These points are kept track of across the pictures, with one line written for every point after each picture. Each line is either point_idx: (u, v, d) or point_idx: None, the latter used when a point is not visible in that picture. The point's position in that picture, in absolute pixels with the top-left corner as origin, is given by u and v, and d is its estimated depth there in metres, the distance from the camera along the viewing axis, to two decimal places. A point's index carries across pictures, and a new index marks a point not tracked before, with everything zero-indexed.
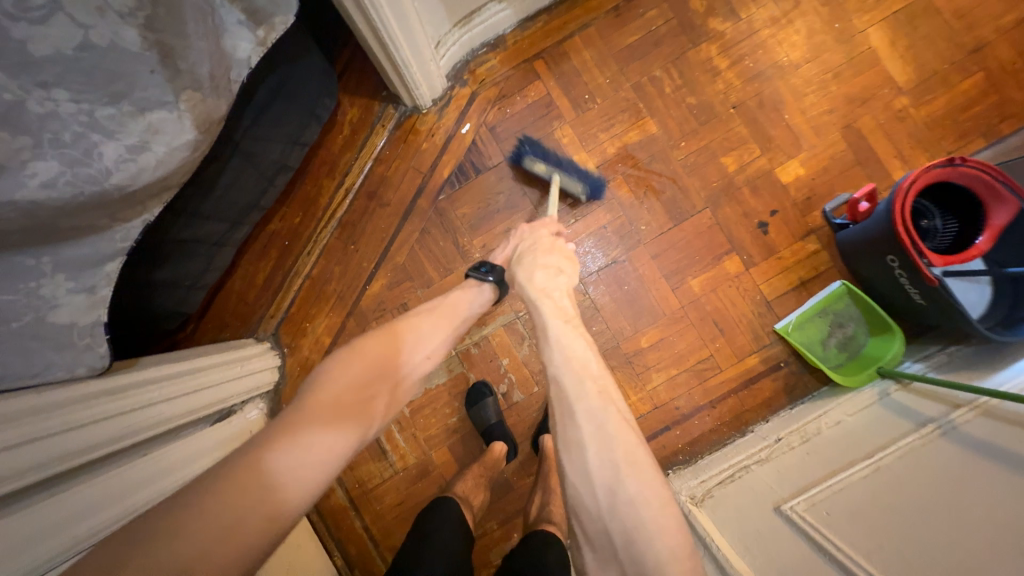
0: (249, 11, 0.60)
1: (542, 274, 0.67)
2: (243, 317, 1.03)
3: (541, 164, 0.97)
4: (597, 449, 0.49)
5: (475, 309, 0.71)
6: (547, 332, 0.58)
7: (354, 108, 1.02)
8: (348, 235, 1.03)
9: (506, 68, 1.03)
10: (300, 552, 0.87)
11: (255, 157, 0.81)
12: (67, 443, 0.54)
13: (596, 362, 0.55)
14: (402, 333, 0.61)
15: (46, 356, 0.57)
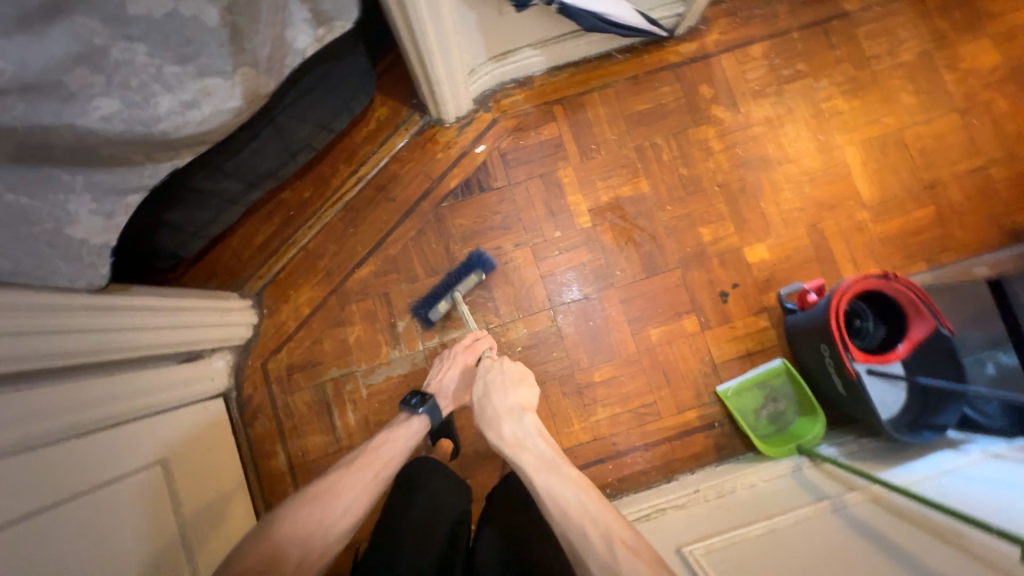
0: (314, 12, 0.69)
1: (511, 417, 0.78)
2: (234, 272, 1.08)
3: (444, 304, 1.03)
4: (598, 561, 0.60)
5: (406, 443, 0.82)
6: (537, 477, 0.70)
7: (385, 107, 1.12)
8: (350, 219, 1.11)
9: (528, 105, 1.14)
10: (225, 501, 0.91)
11: (285, 132, 0.89)
12: (39, 344, 0.60)
13: (585, 490, 0.68)
14: (323, 492, 0.72)
15: (55, 264, 0.62)
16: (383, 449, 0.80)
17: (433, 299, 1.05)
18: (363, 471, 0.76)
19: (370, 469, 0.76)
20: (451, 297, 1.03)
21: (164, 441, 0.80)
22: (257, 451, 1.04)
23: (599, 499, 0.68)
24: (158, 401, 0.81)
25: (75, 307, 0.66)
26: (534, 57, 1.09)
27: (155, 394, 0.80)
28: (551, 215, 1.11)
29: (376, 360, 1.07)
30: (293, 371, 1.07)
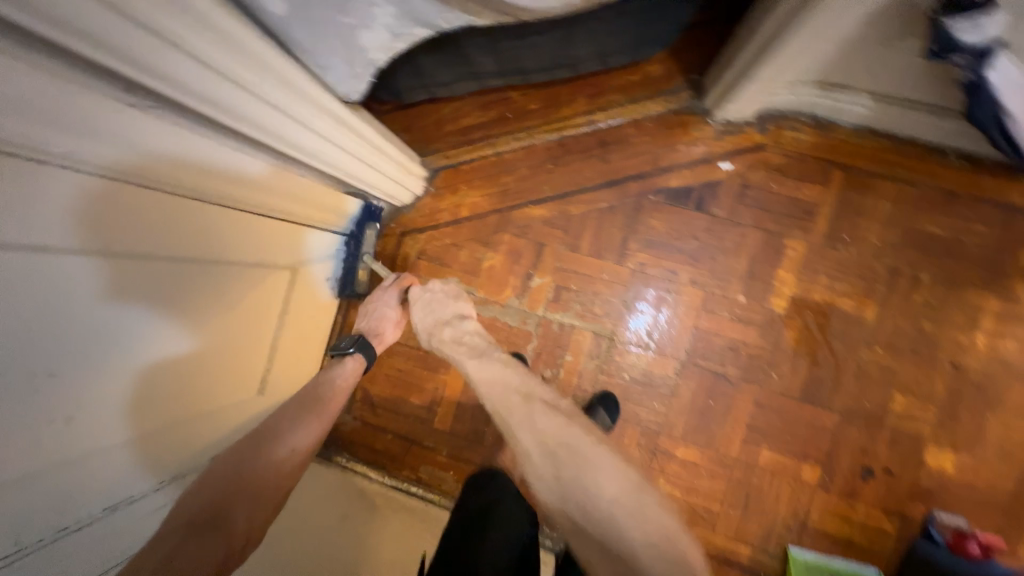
0: None
1: (448, 328, 0.82)
2: (427, 138, 1.06)
3: (362, 272, 1.02)
4: (543, 457, 0.61)
5: (341, 380, 0.82)
6: (474, 372, 0.73)
7: (661, 66, 0.98)
8: (555, 155, 1.03)
9: (807, 150, 0.95)
10: (305, 325, 0.95)
11: (572, 44, 0.80)
12: (272, 122, 0.59)
13: (517, 376, 0.71)
14: (263, 434, 0.70)
15: (332, 60, 0.62)
16: (319, 386, 0.80)
17: (350, 271, 1.02)
18: (309, 413, 0.75)
19: (316, 411, 0.76)
20: (365, 264, 1.00)
21: (296, 250, 0.84)
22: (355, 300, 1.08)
23: (549, 393, 0.71)
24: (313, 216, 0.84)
25: (323, 108, 0.65)
26: (860, 109, 0.88)
27: (317, 208, 0.83)
28: (747, 277, 0.96)
29: (494, 295, 1.04)
30: (422, 257, 1.06)
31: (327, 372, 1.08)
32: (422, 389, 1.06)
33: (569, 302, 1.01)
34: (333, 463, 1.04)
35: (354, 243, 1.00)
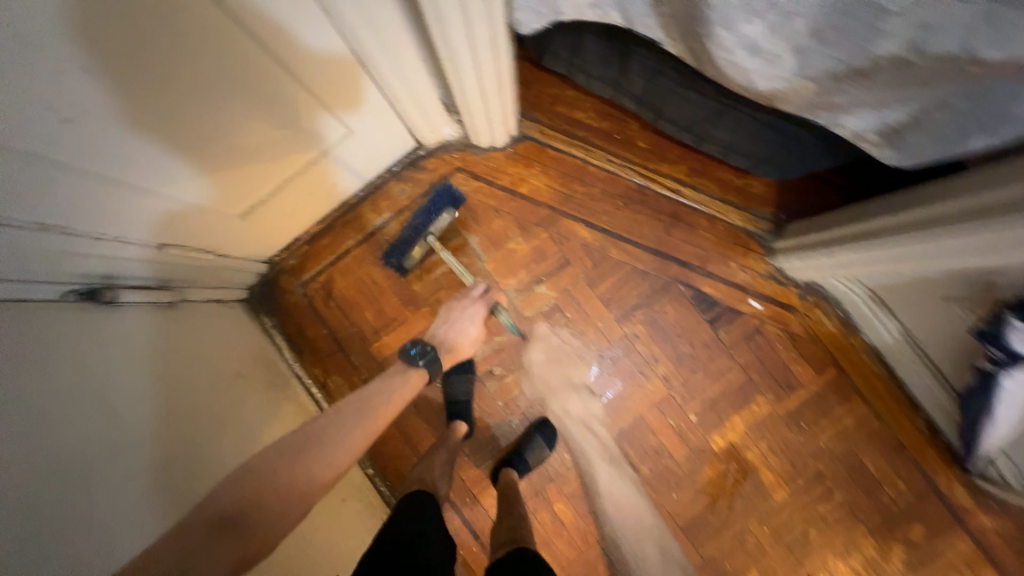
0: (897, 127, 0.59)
1: (622, 487, 0.87)
2: (536, 105, 1.03)
3: (416, 250, 0.97)
4: None
5: (400, 389, 0.80)
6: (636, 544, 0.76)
7: (761, 189, 1.01)
8: (630, 197, 1.03)
9: (823, 338, 1.00)
10: (318, 186, 0.90)
11: (716, 120, 0.80)
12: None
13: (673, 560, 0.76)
14: (308, 437, 0.66)
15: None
16: (378, 395, 0.77)
17: (407, 243, 0.97)
18: (356, 420, 0.71)
19: (365, 415, 0.73)
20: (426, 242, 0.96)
21: (357, 112, 0.79)
22: (377, 195, 1.04)
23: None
24: (396, 93, 0.79)
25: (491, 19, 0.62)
26: (887, 334, 0.93)
27: (404, 88, 0.78)
28: (708, 403, 1.00)
29: (499, 277, 1.02)
30: (460, 200, 1.04)
31: (307, 239, 1.03)
32: (380, 311, 1.03)
33: (555, 324, 1.01)
34: (256, 320, 1.00)
35: (415, 233, 0.98)
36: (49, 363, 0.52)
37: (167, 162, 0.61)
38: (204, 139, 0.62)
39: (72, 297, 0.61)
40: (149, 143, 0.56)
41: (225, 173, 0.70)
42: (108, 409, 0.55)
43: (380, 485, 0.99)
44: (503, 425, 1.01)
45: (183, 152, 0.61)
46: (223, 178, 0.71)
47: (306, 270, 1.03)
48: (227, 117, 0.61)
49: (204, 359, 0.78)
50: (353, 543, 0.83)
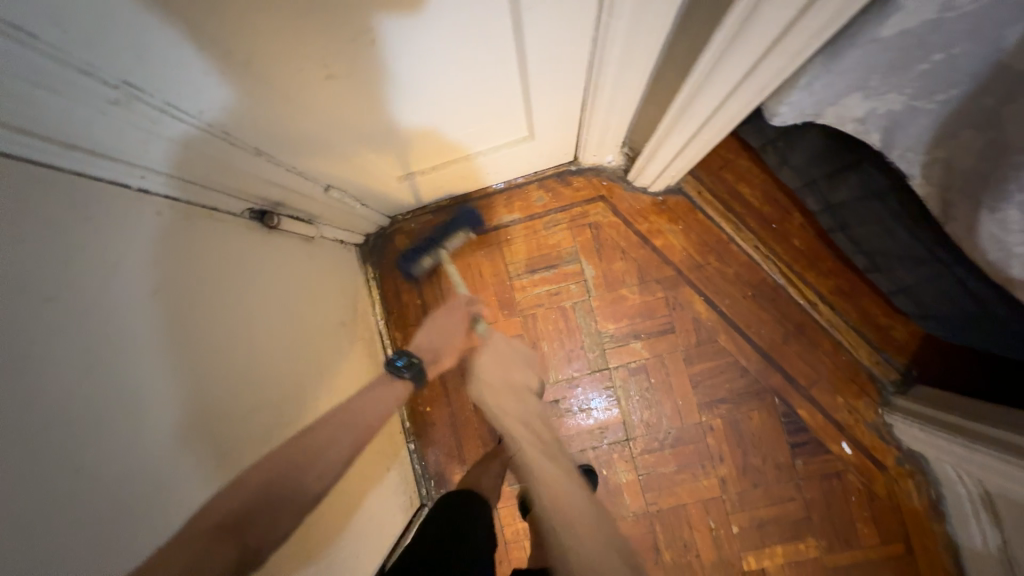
0: None
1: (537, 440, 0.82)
2: (704, 164, 0.98)
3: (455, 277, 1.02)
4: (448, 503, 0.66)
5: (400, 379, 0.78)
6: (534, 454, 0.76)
7: (905, 336, 0.93)
8: (762, 291, 0.97)
9: (901, 509, 0.93)
10: (471, 171, 0.89)
11: (911, 263, 0.72)
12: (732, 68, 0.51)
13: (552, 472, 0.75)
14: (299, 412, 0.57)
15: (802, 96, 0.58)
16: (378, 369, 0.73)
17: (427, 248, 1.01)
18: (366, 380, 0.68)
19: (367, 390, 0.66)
20: (439, 257, 1.01)
21: (547, 122, 0.78)
22: (514, 193, 1.02)
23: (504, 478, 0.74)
24: (597, 117, 0.76)
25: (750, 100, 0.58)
26: (980, 540, 0.85)
27: (604, 116, 0.75)
28: (756, 522, 0.96)
29: (601, 318, 1.00)
30: (592, 228, 1.01)
31: (433, 209, 1.04)
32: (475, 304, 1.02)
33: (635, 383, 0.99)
34: (362, 268, 1.02)
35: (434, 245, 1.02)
36: (201, 272, 0.53)
37: (369, 121, 0.61)
38: (412, 109, 0.61)
39: (247, 215, 0.65)
40: (362, 98, 0.55)
41: (407, 140, 0.70)
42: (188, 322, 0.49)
43: (415, 462, 1.02)
44: None
45: (387, 116, 0.61)
46: (407, 144, 0.71)
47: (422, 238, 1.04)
48: (439, 99, 0.61)
49: (307, 291, 0.78)
50: (388, 514, 0.86)
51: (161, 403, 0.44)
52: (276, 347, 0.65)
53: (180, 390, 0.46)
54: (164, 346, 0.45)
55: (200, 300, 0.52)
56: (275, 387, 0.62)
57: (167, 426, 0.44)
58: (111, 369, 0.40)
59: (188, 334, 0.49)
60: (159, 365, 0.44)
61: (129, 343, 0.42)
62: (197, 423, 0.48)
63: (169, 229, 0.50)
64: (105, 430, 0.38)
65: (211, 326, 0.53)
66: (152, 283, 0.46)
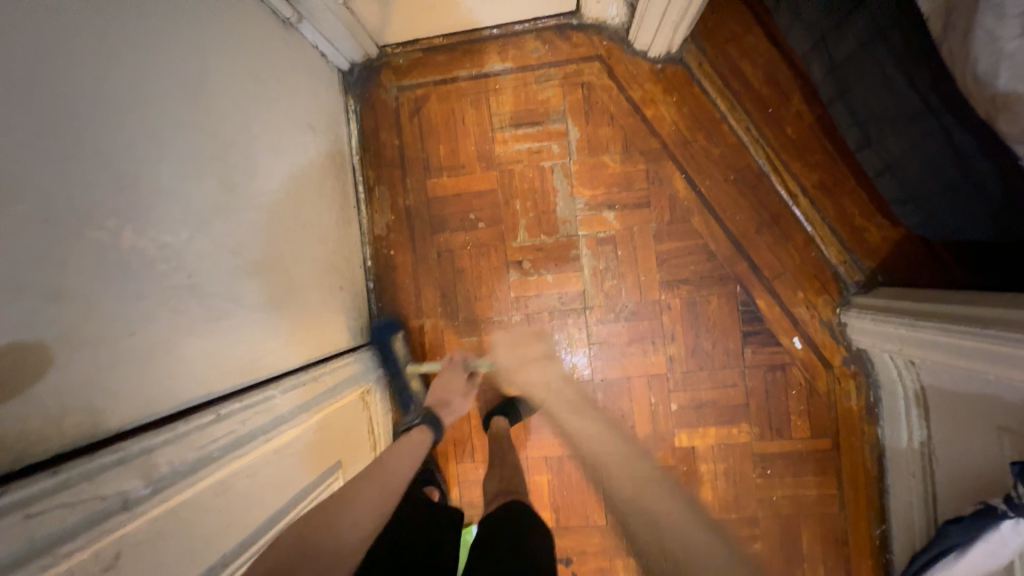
0: None
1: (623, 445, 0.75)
2: (711, 36, 0.93)
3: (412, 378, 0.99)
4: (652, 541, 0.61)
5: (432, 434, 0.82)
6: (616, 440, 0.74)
7: (880, 239, 0.91)
8: (745, 177, 0.95)
9: (837, 408, 0.95)
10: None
11: (904, 124, 0.69)
12: None
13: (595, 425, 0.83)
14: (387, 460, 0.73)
15: None
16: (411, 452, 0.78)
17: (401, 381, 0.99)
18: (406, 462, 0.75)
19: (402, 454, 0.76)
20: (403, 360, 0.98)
21: None
22: (510, 40, 0.98)
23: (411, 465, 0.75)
24: None
25: None
26: (906, 437, 0.87)
27: None
28: (694, 402, 0.98)
29: (578, 183, 0.98)
30: (584, 90, 0.97)
31: (425, 48, 0.99)
32: (454, 154, 1.00)
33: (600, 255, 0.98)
34: (343, 96, 0.99)
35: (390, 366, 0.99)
36: (188, 31, 0.56)
37: None
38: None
39: None
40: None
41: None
42: (161, 41, 0.51)
43: (372, 303, 1.02)
44: (503, 317, 1.01)
45: None
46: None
47: (409, 78, 1.00)
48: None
49: (291, 103, 0.79)
50: (334, 325, 0.87)
51: (127, 94, 0.47)
52: (253, 137, 0.68)
53: (146, 96, 0.49)
54: (138, 70, 0.48)
55: (174, 31, 0.54)
56: (249, 165, 0.66)
57: (130, 113, 0.47)
58: (90, 40, 0.43)
59: (161, 76, 0.51)
60: (123, 54, 0.46)
61: (96, 25, 0.44)
62: (162, 132, 0.51)
63: None
64: (69, 89, 0.41)
65: (187, 60, 0.55)
66: (134, 10, 0.48)
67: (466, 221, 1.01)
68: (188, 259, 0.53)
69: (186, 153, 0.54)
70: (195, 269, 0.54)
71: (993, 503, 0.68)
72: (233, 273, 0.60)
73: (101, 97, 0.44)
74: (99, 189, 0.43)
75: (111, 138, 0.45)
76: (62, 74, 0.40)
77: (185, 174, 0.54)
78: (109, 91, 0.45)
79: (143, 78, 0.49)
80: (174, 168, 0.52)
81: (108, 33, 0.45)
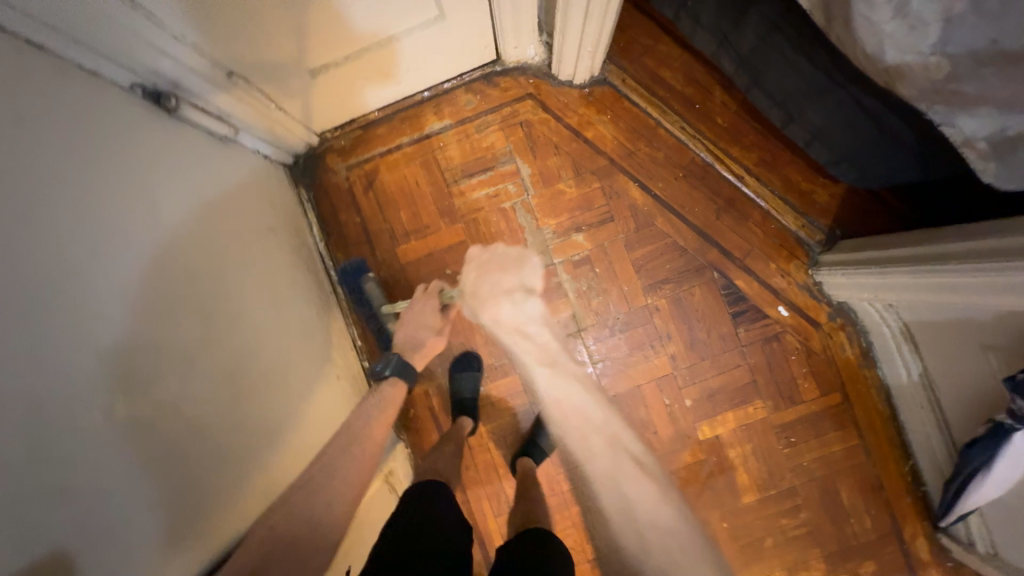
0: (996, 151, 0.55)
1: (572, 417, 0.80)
2: (626, 54, 0.99)
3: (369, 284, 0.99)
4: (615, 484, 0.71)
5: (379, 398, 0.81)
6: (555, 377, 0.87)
7: (828, 198, 0.97)
8: (693, 171, 1.00)
9: (837, 362, 0.99)
10: (389, 68, 0.88)
11: (817, 99, 0.75)
12: None
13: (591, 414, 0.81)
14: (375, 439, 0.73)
15: None
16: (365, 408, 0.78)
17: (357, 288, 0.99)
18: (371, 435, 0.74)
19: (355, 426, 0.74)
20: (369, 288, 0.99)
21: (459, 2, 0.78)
22: (442, 99, 1.01)
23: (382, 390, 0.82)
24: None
25: None
26: (905, 373, 0.92)
27: None
28: (706, 393, 1.00)
29: (542, 215, 1.01)
30: (524, 128, 1.01)
31: (364, 124, 1.02)
32: (417, 217, 1.01)
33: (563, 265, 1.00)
34: (294, 189, 1.00)
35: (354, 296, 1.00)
36: (139, 179, 0.56)
37: None
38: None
39: (140, 93, 0.62)
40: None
41: (319, 21, 0.71)
42: (117, 199, 0.52)
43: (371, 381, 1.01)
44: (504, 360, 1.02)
45: None
46: (317, 32, 0.73)
47: (356, 155, 1.02)
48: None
49: (247, 213, 0.79)
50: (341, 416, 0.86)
51: (95, 262, 0.47)
52: (220, 260, 0.68)
53: (113, 257, 0.49)
54: (101, 233, 0.48)
55: (127, 184, 0.54)
56: (223, 289, 0.66)
57: (99, 280, 0.46)
58: (51, 221, 0.43)
59: (124, 236, 0.51)
60: (85, 224, 0.47)
61: (56, 205, 0.44)
62: (136, 288, 0.51)
63: (81, 107, 0.51)
64: (43, 279, 0.41)
65: (144, 205, 0.56)
66: (88, 178, 0.49)
67: (444, 277, 1.02)
68: (190, 407, 0.53)
69: (161, 300, 0.54)
70: (194, 413, 0.53)
71: (1000, 420, 0.72)
72: (229, 403, 0.59)
73: (70, 282, 0.44)
74: (84, 367, 0.42)
75: (86, 312, 0.44)
76: (31, 274, 0.40)
77: (164, 323, 0.53)
78: (78, 272, 0.44)
79: (108, 246, 0.49)
80: (155, 321, 0.52)
81: (67, 211, 0.45)
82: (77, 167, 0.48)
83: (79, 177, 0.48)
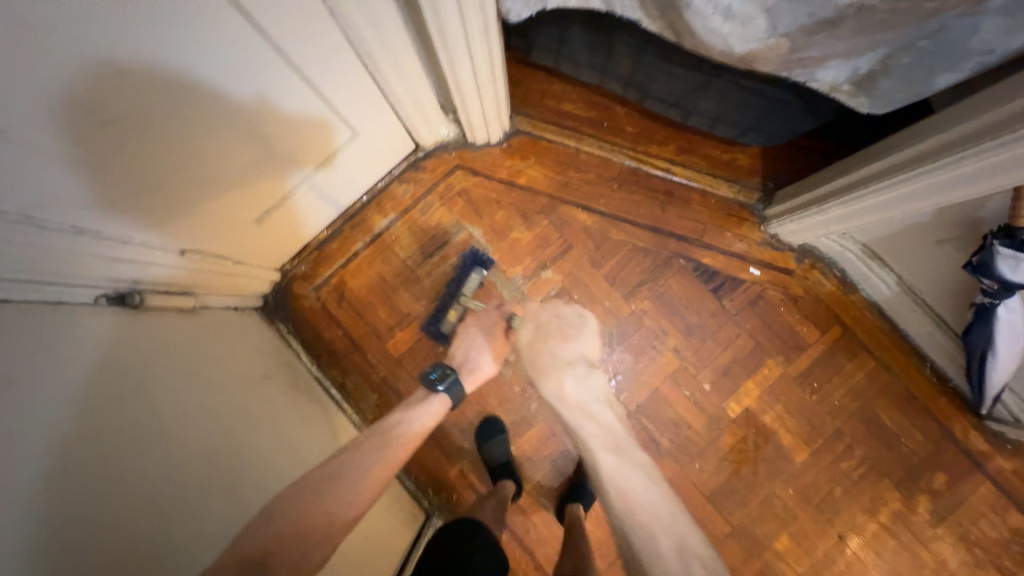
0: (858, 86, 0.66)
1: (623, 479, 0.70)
2: (526, 103, 1.09)
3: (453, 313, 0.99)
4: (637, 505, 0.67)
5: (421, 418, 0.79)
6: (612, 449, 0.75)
7: (749, 159, 1.05)
8: (625, 178, 1.07)
9: (822, 297, 1.03)
10: (327, 190, 0.94)
11: (701, 91, 0.84)
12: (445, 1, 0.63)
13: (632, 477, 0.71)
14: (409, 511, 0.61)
15: None
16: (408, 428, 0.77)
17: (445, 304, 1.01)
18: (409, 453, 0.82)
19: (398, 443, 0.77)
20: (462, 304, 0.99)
21: (365, 116, 0.85)
22: (381, 197, 1.07)
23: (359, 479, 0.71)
24: (401, 97, 0.84)
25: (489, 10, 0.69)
26: (884, 286, 0.96)
27: (406, 93, 0.83)
28: (721, 371, 1.02)
29: (508, 266, 1.05)
30: (463, 196, 1.07)
31: (318, 244, 1.06)
32: (396, 309, 1.05)
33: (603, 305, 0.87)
34: (272, 327, 1.02)
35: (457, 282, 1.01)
36: (143, 381, 0.60)
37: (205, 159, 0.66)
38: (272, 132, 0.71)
39: (105, 301, 0.65)
40: (179, 127, 0.59)
41: (258, 179, 0.78)
42: (128, 409, 0.55)
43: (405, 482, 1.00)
44: (524, 413, 1.02)
45: (214, 139, 0.65)
46: (260, 186, 0.79)
47: (321, 274, 1.06)
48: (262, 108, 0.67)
49: (238, 366, 0.82)
50: (388, 530, 0.85)
51: (124, 477, 0.49)
52: (233, 424, 0.70)
53: (138, 467, 0.52)
54: (124, 448, 0.51)
55: (133, 389, 0.58)
56: (242, 450, 0.68)
57: (129, 492, 0.49)
58: (80, 456, 0.47)
59: (138, 447, 0.53)
60: (107, 445, 0.50)
61: (79, 440, 0.47)
62: (162, 486, 0.53)
63: (75, 338, 0.55)
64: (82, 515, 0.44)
65: (153, 404, 0.59)
66: (100, 402, 0.52)
67: (439, 355, 1.03)
68: None
69: (188, 487, 0.56)
70: None
71: (980, 301, 0.77)
72: None
73: (108, 511, 0.46)
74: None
75: (125, 531, 0.46)
76: (66, 524, 0.42)
77: (196, 508, 0.55)
78: (104, 502, 0.46)
79: (133, 457, 0.52)
80: (188, 511, 0.54)
81: (91, 444, 0.48)
82: (89, 397, 0.51)
83: (91, 404, 0.51)
